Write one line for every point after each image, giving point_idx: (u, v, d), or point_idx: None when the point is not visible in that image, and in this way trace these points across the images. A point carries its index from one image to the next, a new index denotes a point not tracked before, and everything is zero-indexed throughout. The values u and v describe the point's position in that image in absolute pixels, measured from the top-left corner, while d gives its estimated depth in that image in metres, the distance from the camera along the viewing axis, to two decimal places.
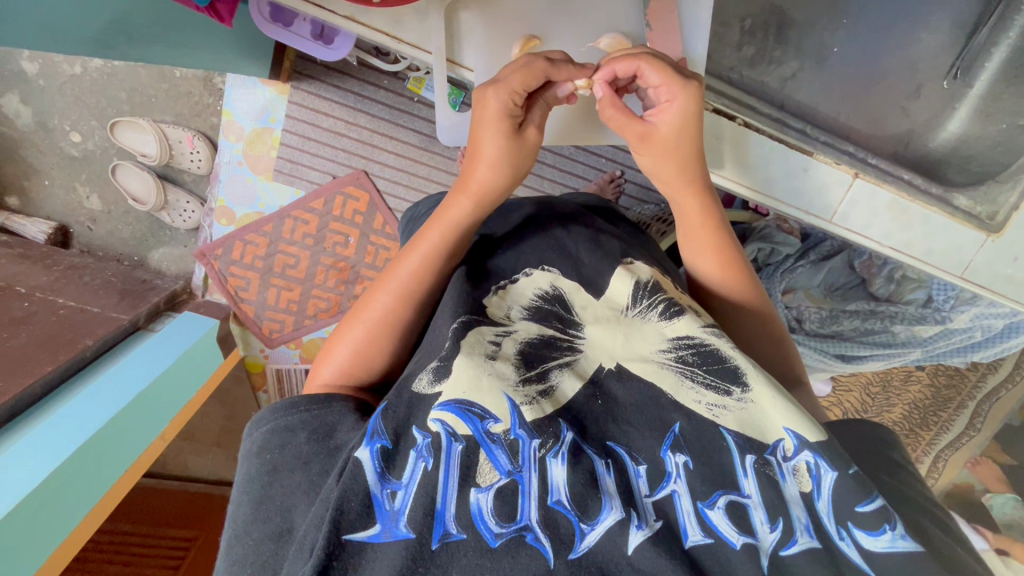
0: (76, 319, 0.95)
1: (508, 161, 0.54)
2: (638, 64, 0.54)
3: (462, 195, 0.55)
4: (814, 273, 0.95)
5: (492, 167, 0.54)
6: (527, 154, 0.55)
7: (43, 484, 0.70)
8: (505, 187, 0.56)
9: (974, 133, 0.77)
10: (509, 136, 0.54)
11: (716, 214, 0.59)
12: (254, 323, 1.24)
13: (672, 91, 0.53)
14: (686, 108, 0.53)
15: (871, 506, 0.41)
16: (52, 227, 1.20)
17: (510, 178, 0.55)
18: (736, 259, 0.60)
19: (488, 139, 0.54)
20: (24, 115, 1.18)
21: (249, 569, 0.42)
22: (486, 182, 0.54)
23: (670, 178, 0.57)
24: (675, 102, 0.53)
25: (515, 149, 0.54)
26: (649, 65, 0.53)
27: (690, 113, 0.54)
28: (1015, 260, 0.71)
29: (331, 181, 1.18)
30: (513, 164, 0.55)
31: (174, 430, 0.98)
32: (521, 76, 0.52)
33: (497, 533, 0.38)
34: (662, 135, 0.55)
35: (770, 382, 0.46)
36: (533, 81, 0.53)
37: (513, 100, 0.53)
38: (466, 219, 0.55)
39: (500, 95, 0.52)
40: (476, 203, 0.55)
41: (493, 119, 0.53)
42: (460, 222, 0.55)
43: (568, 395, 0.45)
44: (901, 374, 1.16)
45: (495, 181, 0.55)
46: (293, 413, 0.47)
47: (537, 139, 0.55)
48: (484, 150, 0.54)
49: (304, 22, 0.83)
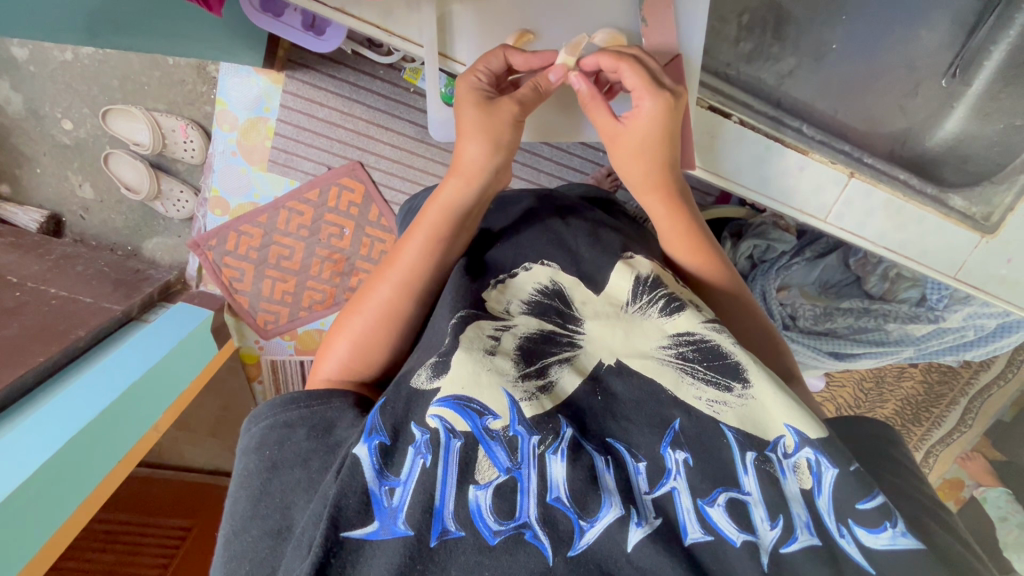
0: (68, 309, 0.94)
1: (484, 129, 0.53)
2: (620, 64, 0.55)
3: (453, 176, 0.55)
4: (810, 270, 0.96)
5: (475, 140, 0.53)
6: (508, 122, 0.53)
7: (35, 474, 0.69)
8: (494, 161, 0.54)
9: (971, 133, 0.77)
10: (482, 107, 0.53)
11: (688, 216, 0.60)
12: (248, 314, 1.23)
13: (641, 95, 0.54)
14: (653, 112, 0.53)
15: (871, 503, 0.42)
16: (44, 216, 1.18)
17: (497, 150, 0.54)
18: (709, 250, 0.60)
19: (465, 112, 0.54)
20: (14, 101, 1.16)
21: (245, 566, 0.42)
22: (473, 156, 0.53)
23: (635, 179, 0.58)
24: (643, 105, 0.54)
25: (492, 119, 0.53)
26: (629, 66, 0.54)
27: (658, 116, 0.54)
28: (1009, 261, 0.71)
29: (326, 172, 1.17)
30: (496, 134, 0.53)
31: (168, 421, 0.98)
32: (483, 61, 0.58)
33: (495, 531, 0.38)
34: (627, 139, 0.55)
35: (771, 378, 0.47)
36: (493, 62, 0.58)
37: (481, 82, 0.56)
38: (459, 198, 0.54)
39: (469, 77, 0.56)
40: (471, 181, 0.54)
41: (468, 96, 0.54)
42: (451, 201, 0.54)
43: (567, 390, 0.45)
44: (893, 371, 1.18)
45: (487, 158, 0.53)
46: (293, 408, 0.47)
47: (513, 110, 0.54)
48: (466, 125, 0.53)
49: (296, 13, 0.83)
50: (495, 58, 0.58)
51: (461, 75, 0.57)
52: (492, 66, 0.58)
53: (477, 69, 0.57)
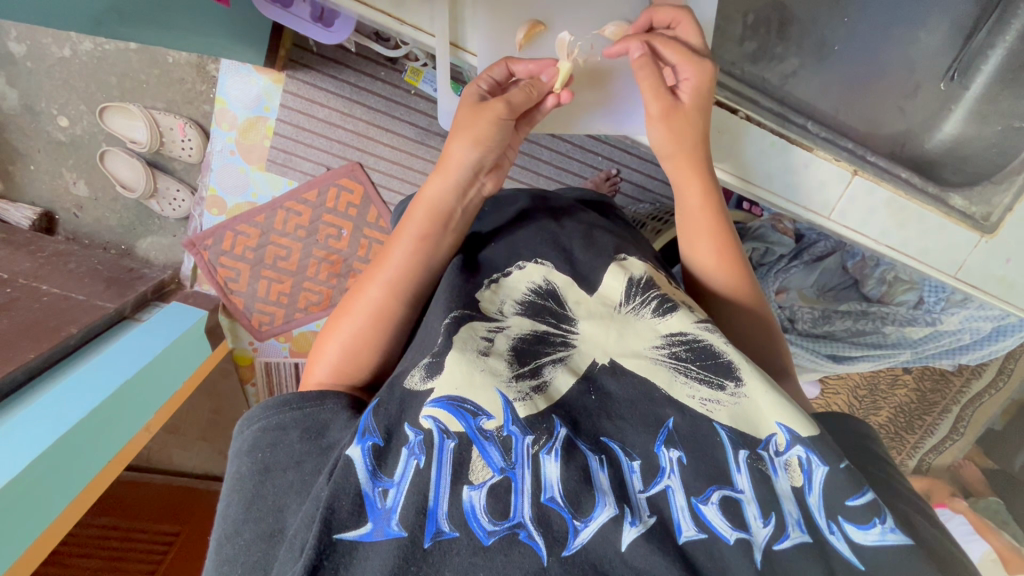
0: (59, 307, 0.93)
1: (468, 128, 0.53)
2: (663, 35, 0.57)
3: (437, 173, 0.55)
4: (808, 273, 0.94)
5: (462, 142, 0.53)
6: (490, 120, 0.53)
7: (21, 474, 0.67)
8: (475, 158, 0.54)
9: (970, 135, 0.78)
10: (475, 109, 0.54)
11: (715, 200, 0.59)
12: (242, 315, 1.22)
13: (687, 69, 0.56)
14: (698, 85, 0.57)
15: (860, 500, 0.41)
16: (36, 213, 1.17)
17: (480, 147, 0.53)
18: (732, 249, 0.59)
19: (463, 112, 0.55)
20: (10, 97, 1.15)
21: (239, 570, 0.40)
22: (458, 156, 0.53)
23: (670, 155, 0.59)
24: (689, 78, 0.57)
25: (476, 117, 0.53)
26: (673, 37, 0.57)
27: (700, 90, 0.57)
28: (1007, 261, 0.71)
29: (325, 172, 1.17)
30: (476, 130, 0.53)
31: (159, 421, 0.97)
32: (486, 71, 0.60)
33: (489, 531, 0.37)
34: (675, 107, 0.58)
35: (764, 377, 0.46)
36: (496, 71, 0.59)
37: (483, 89, 0.57)
38: (443, 194, 0.54)
39: (471, 85, 0.57)
40: (453, 182, 0.54)
41: (467, 103, 0.55)
42: (437, 200, 0.54)
43: (561, 390, 0.44)
44: (887, 379, 1.17)
45: (469, 159, 0.53)
46: (286, 411, 0.46)
47: (502, 109, 0.53)
48: (459, 126, 0.54)
49: (304, 4, 0.82)
50: (499, 68, 0.60)
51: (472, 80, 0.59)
52: (494, 75, 0.59)
53: (480, 78, 0.58)
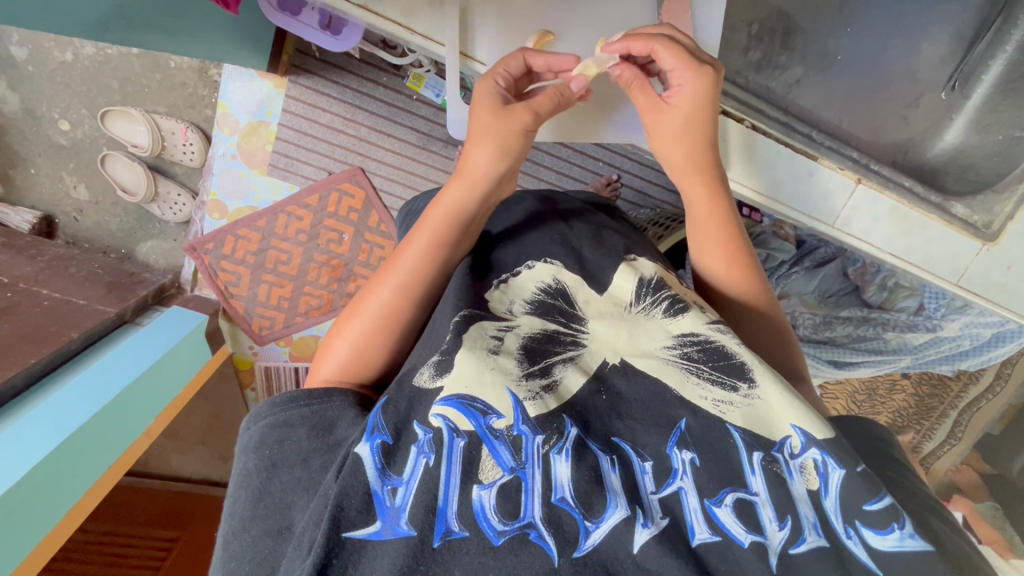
0: (59, 311, 0.93)
1: (493, 136, 0.53)
2: (653, 46, 0.56)
3: (458, 180, 0.54)
4: (809, 279, 0.96)
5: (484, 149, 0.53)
6: (517, 131, 0.53)
7: (22, 480, 0.66)
8: (498, 167, 0.54)
9: (971, 144, 0.79)
10: (498, 114, 0.53)
11: (728, 218, 0.59)
12: (242, 320, 1.21)
13: (683, 76, 0.55)
14: (695, 92, 0.55)
15: (878, 505, 0.41)
16: (36, 217, 1.17)
17: (505, 156, 0.53)
18: (745, 262, 0.59)
19: (480, 113, 0.54)
20: (11, 101, 1.15)
21: (246, 567, 0.40)
22: (479, 163, 0.53)
23: (679, 170, 0.58)
24: (686, 85, 0.55)
25: (503, 125, 0.53)
26: (663, 47, 0.55)
27: (700, 96, 0.55)
28: (1009, 269, 0.72)
29: (326, 177, 1.17)
30: (503, 139, 0.53)
31: (159, 427, 0.97)
32: (503, 64, 0.59)
33: (499, 531, 0.37)
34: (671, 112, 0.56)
35: (777, 379, 0.46)
36: (511, 64, 0.58)
37: (500, 85, 0.56)
38: (462, 202, 0.54)
39: (487, 82, 0.56)
40: (473, 190, 0.54)
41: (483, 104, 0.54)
42: (456, 206, 0.54)
43: (571, 390, 0.44)
44: (885, 384, 1.17)
45: (491, 169, 0.54)
46: (292, 407, 0.46)
47: (527, 119, 0.53)
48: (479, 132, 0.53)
49: (313, 11, 0.82)
50: (514, 61, 0.59)
51: (480, 79, 0.58)
52: (510, 69, 0.58)
53: (496, 73, 0.57)
